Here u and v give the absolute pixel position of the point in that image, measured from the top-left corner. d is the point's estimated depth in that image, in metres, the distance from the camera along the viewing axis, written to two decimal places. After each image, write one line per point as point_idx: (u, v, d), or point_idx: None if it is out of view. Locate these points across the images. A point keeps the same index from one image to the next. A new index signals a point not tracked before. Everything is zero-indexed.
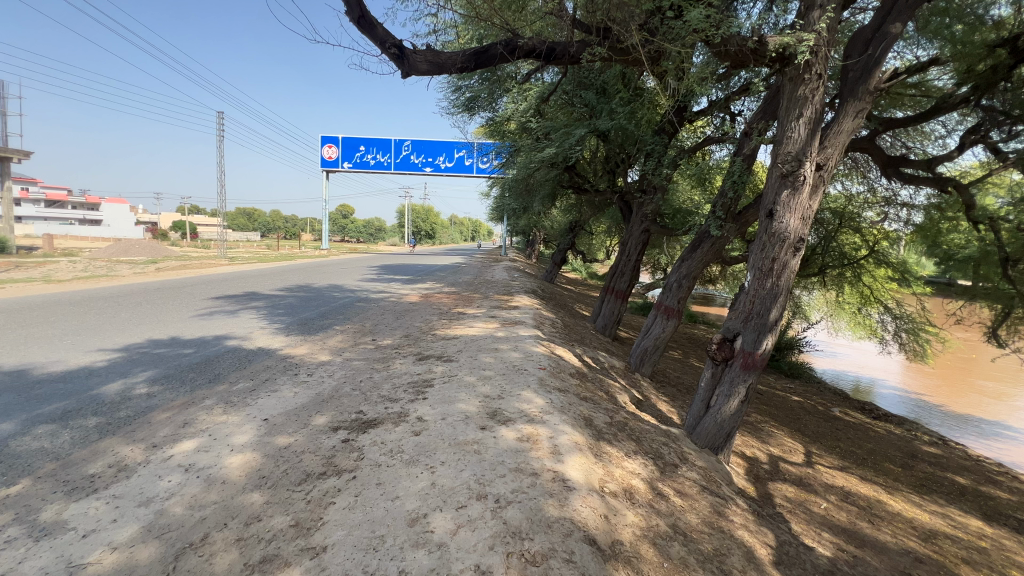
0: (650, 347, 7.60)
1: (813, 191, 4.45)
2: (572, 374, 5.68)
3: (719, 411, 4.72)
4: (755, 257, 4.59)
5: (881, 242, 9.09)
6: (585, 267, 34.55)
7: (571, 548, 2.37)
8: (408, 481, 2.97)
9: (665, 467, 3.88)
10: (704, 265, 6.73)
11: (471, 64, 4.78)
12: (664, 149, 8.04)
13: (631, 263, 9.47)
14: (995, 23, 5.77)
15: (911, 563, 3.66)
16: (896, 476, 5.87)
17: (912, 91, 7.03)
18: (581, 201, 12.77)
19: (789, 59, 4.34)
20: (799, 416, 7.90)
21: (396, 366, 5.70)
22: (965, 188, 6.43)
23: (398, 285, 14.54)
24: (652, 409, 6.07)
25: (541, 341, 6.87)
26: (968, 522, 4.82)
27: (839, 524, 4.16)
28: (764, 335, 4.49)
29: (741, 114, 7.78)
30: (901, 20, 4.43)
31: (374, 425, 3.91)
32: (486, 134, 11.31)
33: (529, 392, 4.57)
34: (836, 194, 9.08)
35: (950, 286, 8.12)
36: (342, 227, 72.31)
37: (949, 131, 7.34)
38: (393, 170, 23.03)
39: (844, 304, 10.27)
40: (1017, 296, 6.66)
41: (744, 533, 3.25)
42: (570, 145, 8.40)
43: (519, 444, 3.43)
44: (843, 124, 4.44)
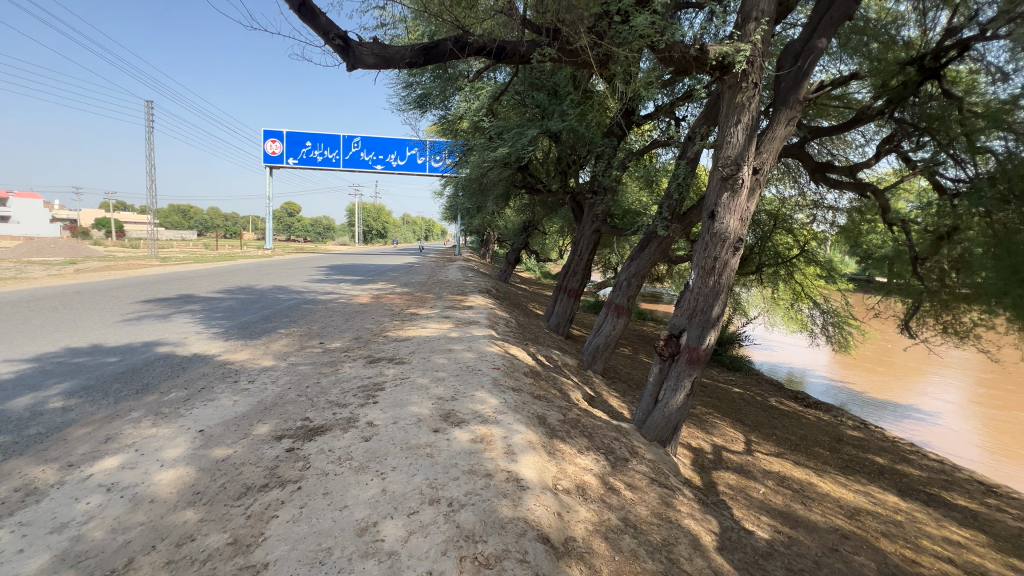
0: (601, 345, 7.74)
1: (750, 193, 4.69)
2: (525, 373, 5.69)
3: (666, 406, 4.89)
4: (698, 256, 4.80)
5: (810, 242, 9.75)
6: (539, 266, 34.97)
7: (525, 547, 2.37)
8: (357, 489, 2.86)
9: (616, 461, 3.96)
10: (651, 265, 6.97)
11: (420, 60, 4.66)
12: (614, 151, 8.24)
13: (582, 263, 9.62)
14: (906, 43, 6.52)
15: (838, 539, 3.95)
16: (826, 459, 6.32)
17: (836, 103, 7.66)
18: (534, 201, 12.90)
19: (728, 68, 4.57)
20: (740, 406, 8.34)
21: (345, 369, 5.50)
22: (881, 193, 7.02)
23: (347, 286, 14.09)
24: (604, 405, 6.20)
25: (495, 340, 6.84)
26: (886, 498, 5.27)
27: (776, 507, 4.42)
28: (708, 331, 4.69)
29: (685, 119, 8.10)
30: (826, 35, 4.76)
31: (321, 431, 3.74)
32: (438, 133, 11.22)
33: (483, 393, 4.54)
34: (771, 197, 9.71)
35: (870, 283, 8.80)
36: (288, 227, 69.23)
37: (867, 140, 8.00)
38: (342, 168, 22.16)
39: (778, 300, 10.98)
40: (924, 291, 7.08)
41: (691, 522, 3.37)
42: (523, 144, 8.46)
43: (473, 445, 3.40)
44: (777, 131, 4.72)
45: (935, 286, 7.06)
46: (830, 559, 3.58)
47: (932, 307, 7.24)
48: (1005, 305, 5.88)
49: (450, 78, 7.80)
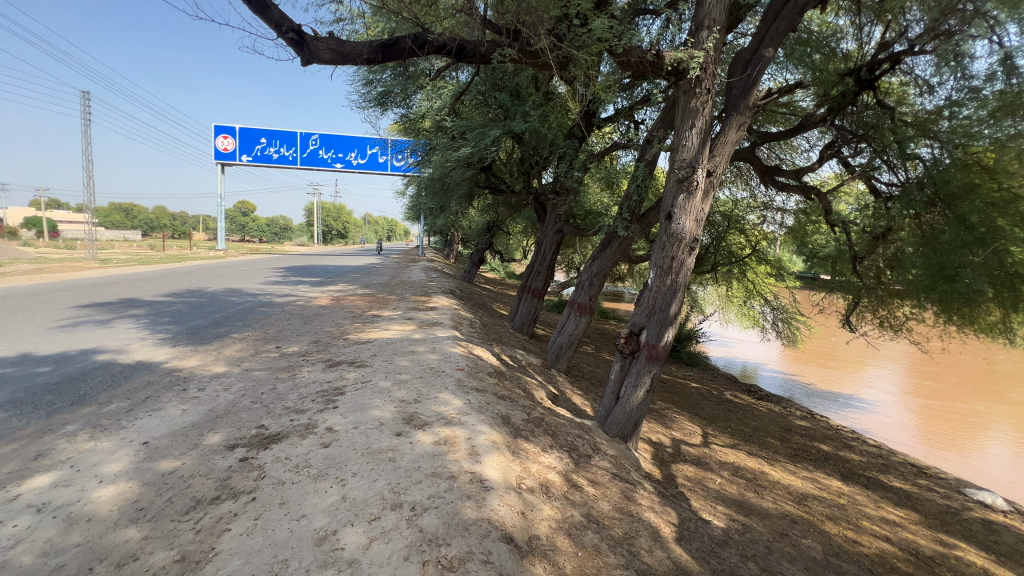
0: (565, 343, 7.83)
1: (705, 195, 4.86)
2: (489, 373, 5.69)
3: (628, 402, 5.00)
4: (655, 256, 4.93)
5: (761, 242, 10.21)
6: (503, 267, 35.00)
7: (488, 548, 2.37)
8: (316, 497, 2.77)
9: (579, 458, 4.02)
10: (613, 265, 7.12)
11: (378, 57, 4.57)
12: (576, 153, 8.37)
13: (546, 263, 9.69)
14: (845, 55, 6.98)
15: (788, 524, 4.17)
16: (776, 449, 6.64)
17: (783, 110, 8.07)
18: (498, 201, 12.90)
19: (683, 74, 4.73)
20: (697, 401, 8.66)
21: (303, 374, 5.32)
22: (824, 196, 7.45)
23: (306, 288, 13.65)
24: (568, 404, 6.28)
25: (459, 341, 6.80)
26: (830, 483, 5.59)
27: (731, 496, 4.60)
28: (667, 328, 4.82)
29: (643, 122, 8.31)
30: (773, 45, 4.99)
31: (278, 439, 3.61)
32: (400, 131, 11.04)
33: (446, 394, 4.49)
34: (725, 199, 10.14)
35: (815, 281, 9.31)
36: (242, 227, 66.37)
37: (811, 146, 8.47)
38: (299, 166, 21.42)
39: (732, 297, 11.44)
40: (863, 289, 7.59)
41: (651, 515, 3.45)
42: (485, 145, 8.48)
43: (436, 447, 3.36)
44: (729, 135, 4.91)
45: (871, 283, 7.54)
46: (780, 543, 3.76)
47: (870, 303, 7.73)
48: (932, 300, 6.39)
49: (411, 77, 7.70)
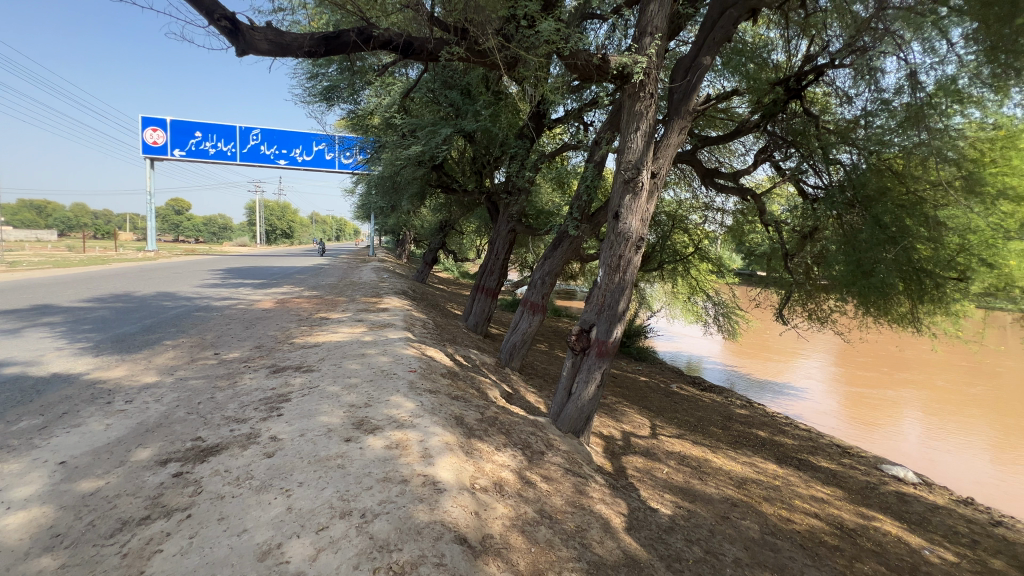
0: (518, 342, 7.90)
1: (650, 196, 5.04)
2: (443, 374, 5.64)
3: (579, 397, 5.11)
4: (604, 255, 5.05)
5: (703, 241, 10.72)
6: (457, 266, 34.75)
7: (441, 551, 2.34)
8: (258, 510, 2.64)
9: (533, 455, 4.06)
10: (564, 263, 7.27)
11: (321, 49, 4.43)
12: (527, 153, 8.45)
13: (499, 262, 9.72)
14: (775, 65, 7.47)
15: (729, 507, 4.41)
16: (719, 437, 7.01)
17: (721, 115, 8.51)
18: (450, 200, 12.80)
19: (627, 78, 4.89)
20: (646, 394, 8.98)
21: (244, 381, 5.04)
22: (759, 197, 7.92)
23: (247, 290, 12.96)
24: (521, 402, 6.33)
25: (412, 343, 6.68)
26: (767, 467, 5.97)
27: (678, 483, 4.81)
28: (616, 325, 4.96)
29: (592, 124, 8.49)
30: (711, 53, 5.25)
31: (216, 451, 3.40)
32: (347, 127, 10.68)
33: (398, 397, 4.41)
34: (669, 200, 10.58)
35: (753, 277, 9.90)
36: (176, 227, 62.05)
37: (747, 150, 8.99)
38: (239, 162, 20.27)
39: (677, 294, 11.96)
40: (794, 284, 8.16)
41: (602, 506, 3.54)
42: (436, 144, 8.41)
43: (388, 451, 3.29)
44: (672, 138, 5.12)
45: (800, 278, 8.12)
46: (722, 525, 3.98)
47: (800, 297, 8.30)
48: (853, 293, 6.96)
49: (358, 73, 7.57)
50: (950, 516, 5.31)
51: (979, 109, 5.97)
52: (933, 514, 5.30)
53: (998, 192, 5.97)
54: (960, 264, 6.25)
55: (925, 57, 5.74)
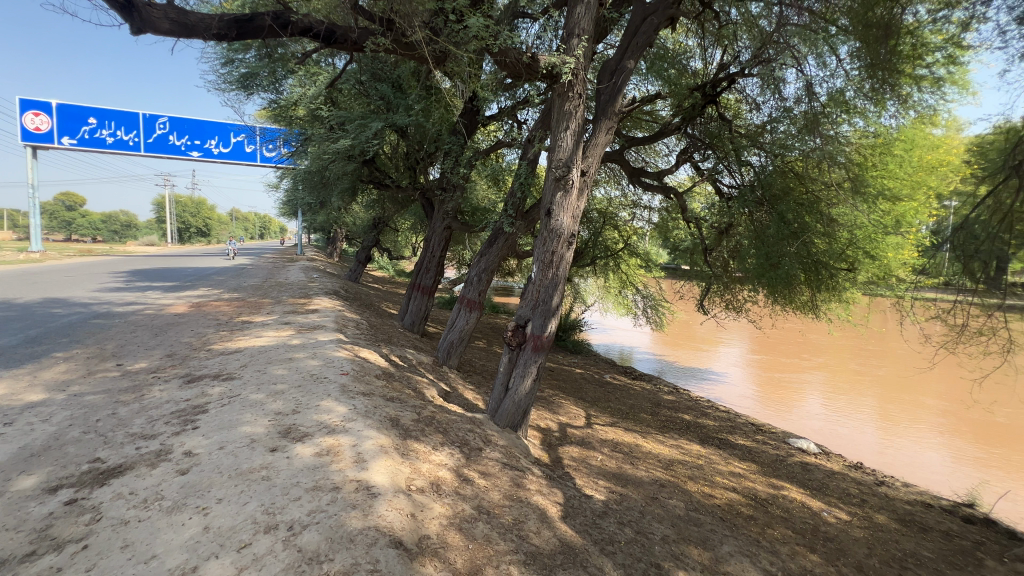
0: (455, 340, 7.85)
1: (580, 193, 5.18)
2: (377, 376, 5.47)
3: (516, 392, 5.17)
4: (538, 251, 5.14)
5: (631, 237, 11.12)
6: (392, 265, 33.87)
7: (375, 556, 2.28)
8: (170, 532, 2.43)
9: (471, 452, 4.06)
10: (500, 260, 7.33)
11: (232, 32, 4.13)
12: (461, 149, 8.41)
13: (435, 260, 9.59)
14: (694, 71, 7.97)
15: (657, 489, 4.67)
16: (648, 422, 7.41)
17: (647, 117, 8.97)
18: (383, 196, 12.43)
19: (556, 78, 4.98)
20: (582, 385, 9.28)
21: (153, 394, 4.59)
22: (680, 195, 8.39)
23: (156, 294, 11.78)
24: (459, 400, 6.29)
25: (344, 345, 6.42)
26: (691, 447, 6.41)
27: (611, 469, 5.02)
28: (550, 319, 5.07)
29: (526, 122, 8.58)
30: (634, 57, 5.48)
31: (119, 472, 3.08)
32: (269, 119, 10.01)
33: (329, 401, 4.21)
34: (600, 197, 10.96)
35: (677, 271, 10.52)
36: (67, 225, 55.15)
37: (670, 151, 9.52)
38: (143, 153, 18.35)
39: (609, 288, 12.45)
40: (712, 276, 8.78)
41: (539, 498, 3.62)
42: (366, 138, 8.12)
43: (318, 459, 3.15)
44: (599, 138, 5.32)
45: (718, 271, 8.72)
46: (651, 506, 4.21)
47: (718, 289, 8.94)
48: (763, 284, 7.60)
49: (278, 60, 7.13)
50: (843, 480, 5.99)
51: (862, 119, 6.78)
52: (831, 479, 5.95)
53: (878, 193, 7.09)
54: (849, 257, 7.08)
55: (818, 70, 6.40)
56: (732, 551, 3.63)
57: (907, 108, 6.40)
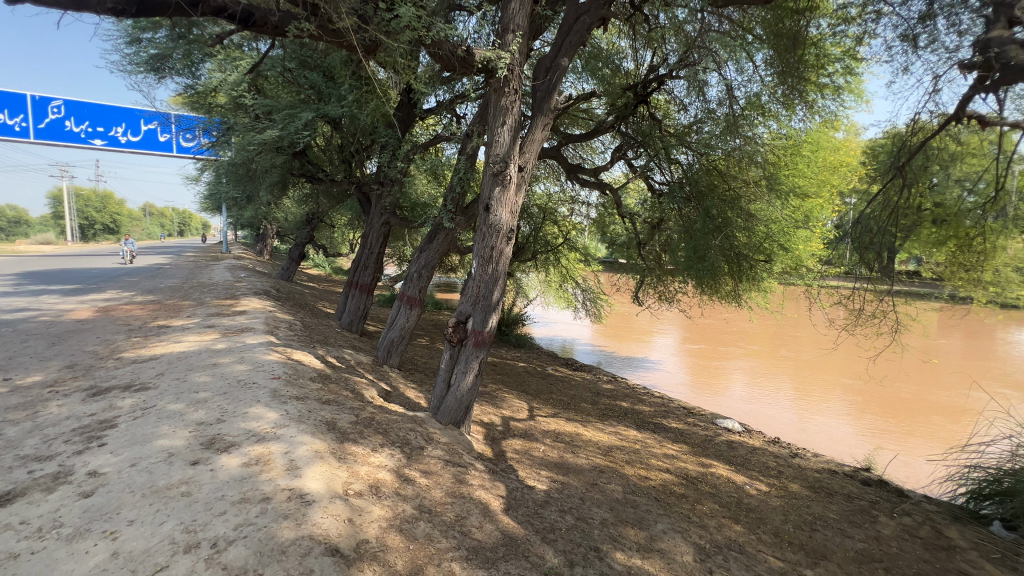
0: (396, 338, 7.67)
1: (518, 188, 5.21)
2: (312, 379, 5.23)
3: (458, 388, 5.15)
4: (477, 246, 5.13)
5: (571, 232, 11.37)
6: (328, 262, 32.44)
7: (309, 566, 2.19)
8: (71, 563, 2.19)
9: (412, 452, 3.99)
10: (441, 256, 7.23)
11: (131, 9, 3.75)
12: (398, 143, 8.18)
13: (373, 256, 9.31)
14: (626, 72, 8.25)
15: (597, 475, 4.84)
16: (588, 411, 7.65)
17: (583, 114, 9.20)
18: (316, 190, 11.87)
19: (492, 73, 4.97)
20: (524, 378, 9.41)
21: (50, 410, 4.11)
22: (615, 192, 8.62)
23: (53, 298, 10.52)
24: (401, 399, 6.16)
25: (275, 347, 6.07)
26: (628, 433, 6.69)
27: (553, 459, 5.13)
28: (491, 314, 5.07)
29: (465, 116, 8.48)
30: (568, 55, 5.58)
31: (7, 501, 2.73)
32: (185, 105, 9.21)
33: (258, 408, 3.97)
34: (540, 193, 11.09)
35: (615, 264, 10.91)
36: None
37: (606, 149, 9.81)
38: None
39: (550, 282, 12.66)
40: (646, 269, 9.20)
41: (481, 492, 3.62)
42: (295, 129, 7.69)
43: (245, 469, 2.96)
44: (536, 134, 5.37)
45: (651, 264, 9.11)
46: (591, 492, 4.36)
47: (651, 281, 9.36)
48: (693, 276, 8.04)
49: (194, 43, 6.72)
50: (764, 454, 6.51)
51: (776, 122, 7.33)
52: (753, 455, 6.44)
53: (791, 190, 7.71)
54: (766, 249, 7.63)
55: (737, 75, 6.85)
56: (665, 529, 3.84)
57: (813, 113, 7.02)
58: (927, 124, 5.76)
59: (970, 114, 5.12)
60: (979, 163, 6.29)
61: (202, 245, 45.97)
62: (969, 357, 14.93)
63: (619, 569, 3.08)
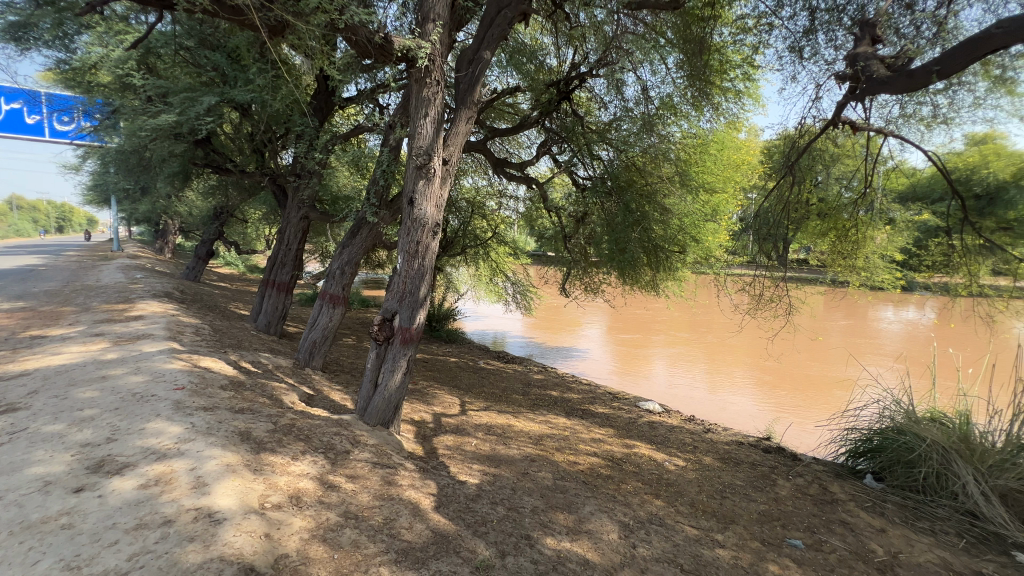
0: (318, 339, 7.28)
1: (443, 181, 5.12)
2: (223, 387, 4.81)
3: (386, 388, 5.00)
4: (402, 241, 4.99)
5: (500, 226, 11.43)
6: (241, 260, 30.06)
7: None
8: None
9: (336, 457, 3.81)
10: (365, 252, 6.94)
11: None
12: (315, 132, 7.70)
13: (291, 253, 8.74)
14: (549, 68, 8.38)
15: (528, 464, 4.94)
16: (520, 402, 7.78)
17: (509, 109, 9.26)
18: (224, 181, 10.90)
19: (413, 62, 4.82)
20: (456, 373, 9.37)
21: None
22: (541, 186, 8.78)
23: None
24: (325, 403, 5.87)
25: (178, 354, 5.51)
26: (558, 421, 6.89)
27: (484, 452, 5.16)
28: (418, 311, 4.97)
29: (388, 107, 8.15)
30: (490, 49, 5.55)
31: None
32: (58, 83, 8.06)
33: (158, 423, 3.58)
34: (468, 187, 11.01)
35: (543, 257, 11.15)
36: None
37: (532, 144, 9.94)
38: None
39: (481, 276, 12.66)
40: (572, 262, 9.50)
41: (411, 492, 3.56)
42: (195, 114, 6.99)
43: (142, 492, 2.67)
44: (460, 127, 5.31)
45: (577, 257, 9.39)
46: (522, 481, 4.44)
47: (577, 273, 9.67)
48: (615, 268, 8.43)
49: (64, 11, 5.88)
50: (681, 432, 7.01)
51: (686, 122, 7.85)
52: (672, 433, 6.91)
53: (700, 186, 8.32)
54: (679, 241, 8.18)
55: (651, 76, 7.24)
56: (593, 510, 4.02)
57: (719, 114, 7.59)
58: (811, 127, 6.43)
59: (844, 119, 5.79)
60: (852, 163, 7.14)
61: (88, 242, 40.67)
62: (849, 334, 17.04)
63: (549, 554, 3.17)
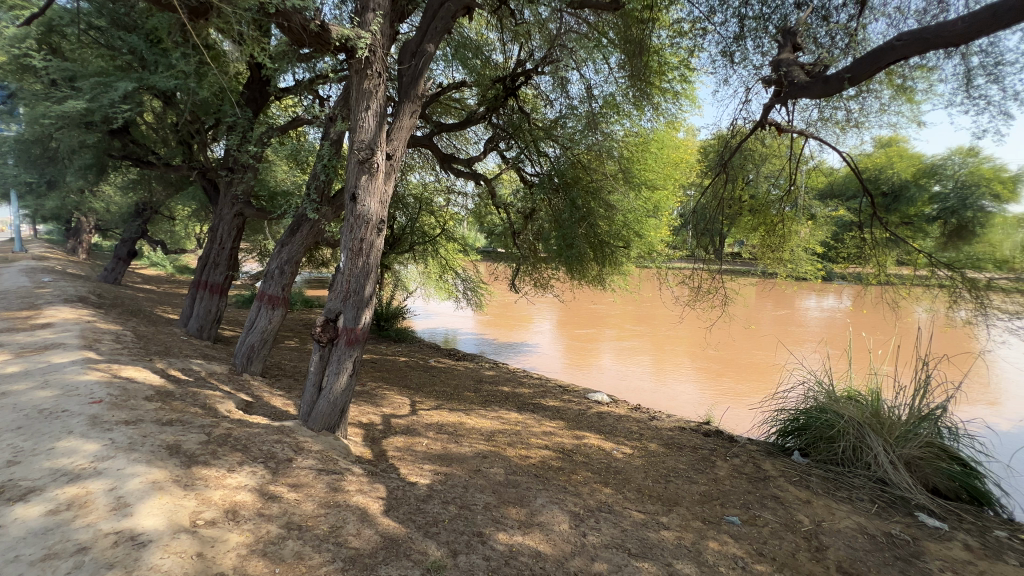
0: (257, 343, 6.89)
1: (387, 177, 4.98)
2: (149, 398, 4.45)
3: (331, 391, 4.82)
4: (345, 238, 4.81)
5: (448, 222, 11.30)
6: (169, 260, 27.90)
7: None
8: None
9: (278, 466, 3.63)
10: (305, 250, 6.63)
11: None
12: (249, 124, 7.24)
13: (224, 252, 8.20)
14: (496, 64, 8.35)
15: (480, 461, 4.93)
16: (472, 400, 7.75)
17: (455, 104, 9.16)
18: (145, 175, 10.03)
19: (352, 53, 4.64)
20: (406, 373, 9.18)
21: None
22: (489, 182, 8.76)
23: None
24: (265, 409, 5.56)
25: (94, 365, 5.03)
26: (510, 416, 6.93)
27: (436, 452, 5.09)
28: (363, 311, 4.81)
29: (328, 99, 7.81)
30: (434, 42, 5.43)
31: None
32: None
33: (70, 441, 3.26)
34: (416, 182, 10.79)
35: (493, 254, 11.15)
36: None
37: (479, 140, 9.90)
38: None
39: (430, 273, 12.47)
40: (521, 258, 9.56)
41: (359, 497, 3.45)
42: (109, 101, 6.38)
43: (51, 519, 2.42)
44: (403, 120, 5.18)
45: (526, 253, 9.47)
46: (474, 479, 4.43)
47: (527, 269, 9.75)
48: (563, 263, 8.57)
49: None
50: (628, 421, 7.26)
51: (629, 121, 8.10)
52: (620, 422, 7.14)
53: (643, 184, 8.62)
54: (623, 236, 8.45)
55: (594, 75, 7.39)
56: (544, 502, 4.08)
57: (658, 114, 7.89)
58: (742, 128, 6.82)
59: (770, 121, 6.17)
60: (778, 163, 7.65)
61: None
62: (778, 321, 18.30)
63: (501, 550, 3.18)
